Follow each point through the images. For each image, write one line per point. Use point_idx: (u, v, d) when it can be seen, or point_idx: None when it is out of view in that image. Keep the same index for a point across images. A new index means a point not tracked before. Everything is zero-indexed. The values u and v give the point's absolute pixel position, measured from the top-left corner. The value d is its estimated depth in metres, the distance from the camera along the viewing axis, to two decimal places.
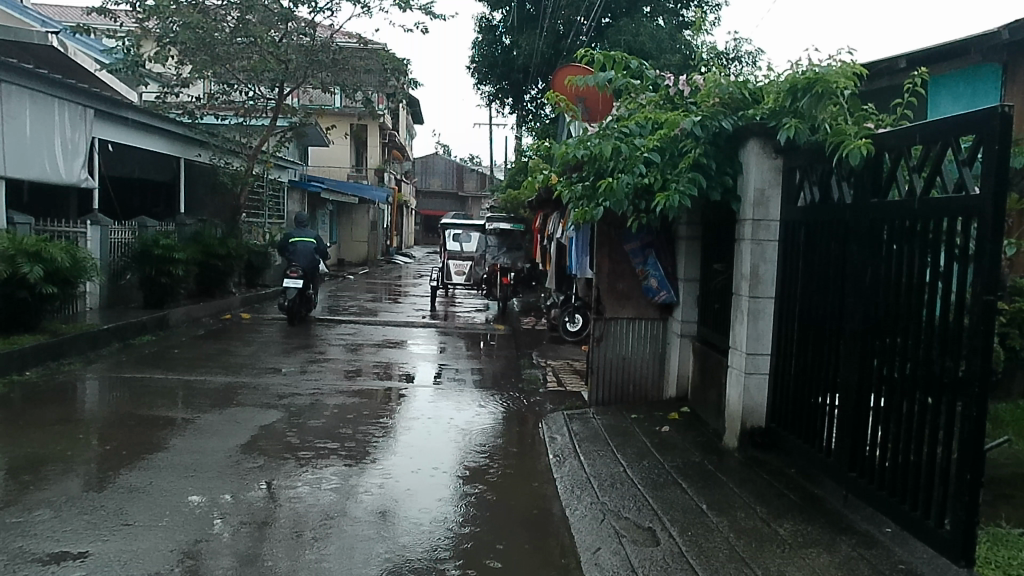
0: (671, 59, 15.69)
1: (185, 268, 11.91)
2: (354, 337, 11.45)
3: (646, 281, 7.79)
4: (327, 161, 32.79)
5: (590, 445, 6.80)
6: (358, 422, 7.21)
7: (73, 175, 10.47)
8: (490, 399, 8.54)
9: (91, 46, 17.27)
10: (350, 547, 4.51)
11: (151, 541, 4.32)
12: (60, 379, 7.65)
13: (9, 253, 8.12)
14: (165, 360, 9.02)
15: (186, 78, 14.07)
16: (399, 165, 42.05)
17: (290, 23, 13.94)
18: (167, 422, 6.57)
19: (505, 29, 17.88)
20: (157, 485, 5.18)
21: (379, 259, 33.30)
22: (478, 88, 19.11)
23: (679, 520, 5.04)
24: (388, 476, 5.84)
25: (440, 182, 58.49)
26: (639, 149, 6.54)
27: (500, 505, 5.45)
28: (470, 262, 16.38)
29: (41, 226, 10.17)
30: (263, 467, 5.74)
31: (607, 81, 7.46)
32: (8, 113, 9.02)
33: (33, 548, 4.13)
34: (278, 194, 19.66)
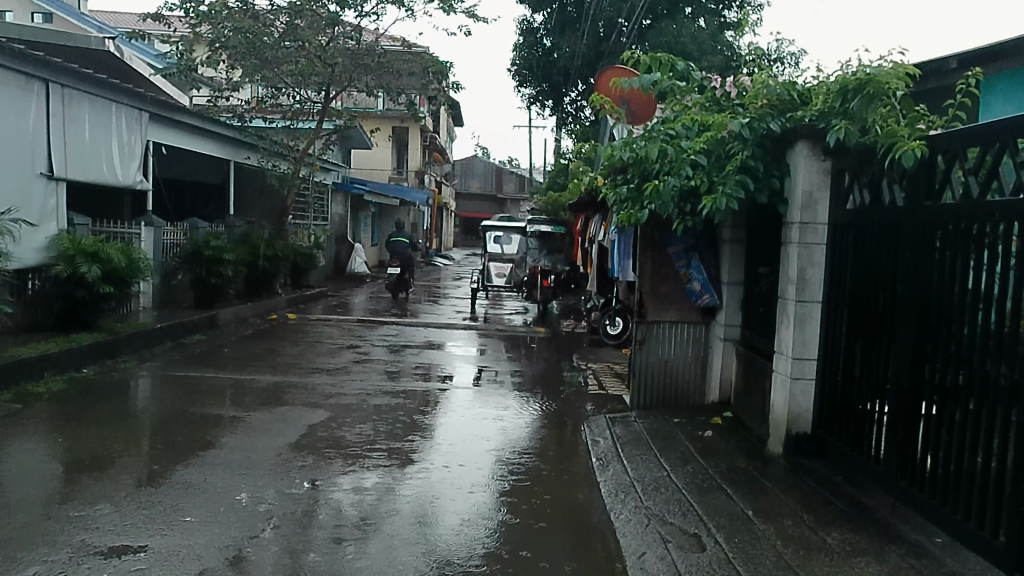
0: (712, 60, 15.80)
1: (235, 269, 12.10)
2: (397, 338, 11.55)
3: (689, 285, 7.73)
4: (368, 164, 33.07)
5: (632, 449, 6.75)
6: (403, 422, 7.25)
7: (129, 177, 10.69)
8: (530, 401, 8.55)
9: (145, 51, 17.80)
10: (392, 547, 4.52)
11: (206, 537, 4.38)
12: (115, 376, 7.82)
13: (70, 253, 8.45)
14: (215, 358, 9.16)
15: (236, 82, 14.32)
16: (439, 168, 42.34)
17: (336, 27, 14.06)
18: (221, 420, 6.67)
19: (545, 31, 17.93)
20: (212, 482, 5.25)
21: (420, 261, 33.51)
22: (518, 90, 19.06)
23: (725, 526, 4.98)
24: (432, 476, 5.87)
25: (480, 185, 58.68)
26: (686, 152, 6.61)
27: (540, 508, 5.42)
28: (511, 264, 16.20)
29: (100, 226, 10.42)
30: (310, 465, 5.80)
31: (652, 83, 7.36)
32: (71, 117, 9.26)
33: (95, 541, 4.20)
34: (322, 196, 19.92)
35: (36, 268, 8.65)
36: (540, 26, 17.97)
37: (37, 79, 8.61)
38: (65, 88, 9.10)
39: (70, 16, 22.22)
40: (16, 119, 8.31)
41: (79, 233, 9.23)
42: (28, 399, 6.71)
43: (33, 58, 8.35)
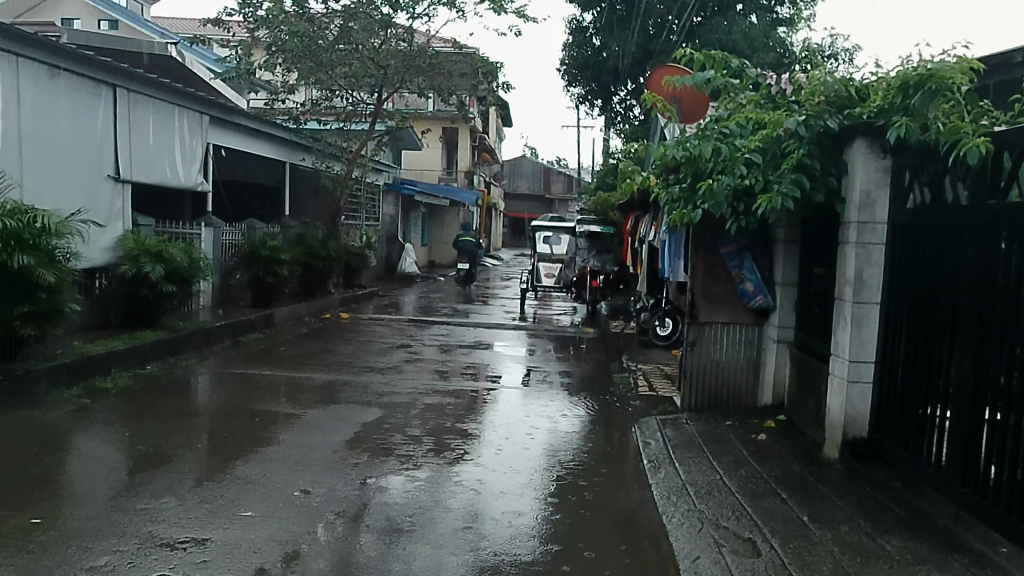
0: (764, 58, 15.64)
1: (290, 269, 12.34)
2: (448, 338, 11.61)
3: (742, 285, 7.64)
4: (419, 166, 33.30)
5: (685, 452, 6.68)
6: (455, 422, 7.27)
7: (191, 179, 10.95)
8: (580, 402, 8.51)
9: (205, 56, 18.28)
10: (440, 545, 4.54)
11: (265, 531, 4.46)
12: (177, 373, 8.01)
13: (135, 254, 8.72)
14: (271, 357, 9.32)
15: (292, 85, 14.60)
16: (489, 169, 42.48)
17: (389, 30, 14.12)
18: (279, 417, 6.78)
19: (595, 29, 17.80)
20: (272, 478, 5.34)
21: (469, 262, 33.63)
22: (567, 89, 18.98)
23: (781, 531, 4.88)
24: (481, 476, 5.88)
25: (529, 185, 58.65)
26: (740, 150, 6.54)
27: (592, 510, 5.39)
28: (561, 265, 16.40)
29: (163, 227, 10.71)
30: (364, 463, 5.87)
31: (706, 81, 7.26)
32: (136, 121, 9.50)
33: (162, 532, 4.31)
34: (374, 198, 20.14)
35: (103, 267, 8.94)
36: (590, 24, 17.84)
37: (105, 84, 8.88)
38: (132, 92, 9.36)
39: (133, 23, 22.84)
40: (85, 124, 8.59)
41: (143, 234, 9.50)
42: (96, 394, 6.92)
43: (100, 63, 8.61)
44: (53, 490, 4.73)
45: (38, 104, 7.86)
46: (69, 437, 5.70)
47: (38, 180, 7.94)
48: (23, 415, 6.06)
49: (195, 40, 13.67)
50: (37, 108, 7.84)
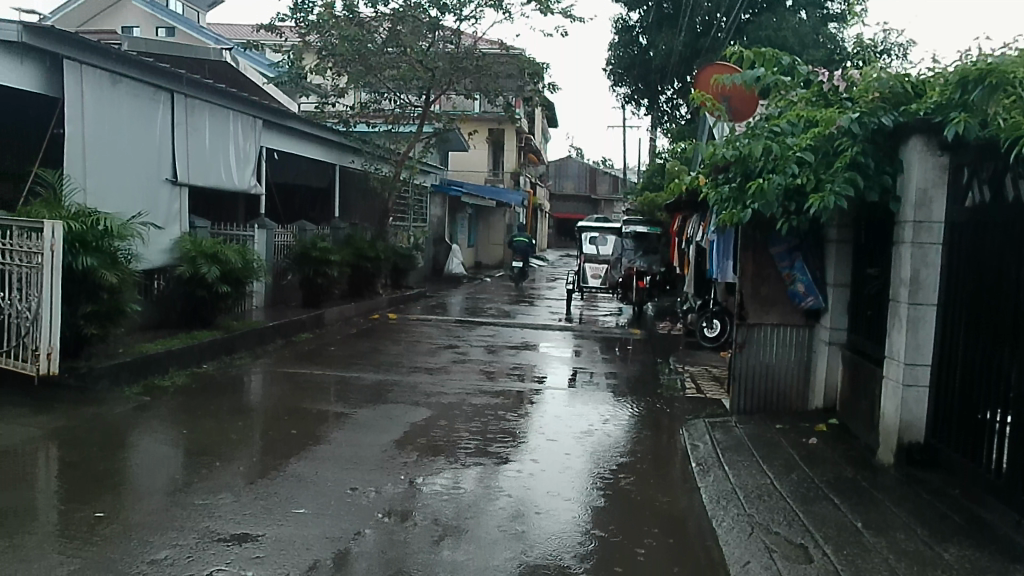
0: (815, 54, 15.38)
1: (340, 270, 12.53)
2: (494, 339, 11.65)
3: (793, 286, 7.50)
4: (465, 167, 33.41)
5: (734, 455, 6.59)
6: (502, 422, 7.29)
7: (245, 182, 11.16)
8: (626, 404, 8.45)
9: (257, 61, 18.64)
10: (487, 545, 4.55)
11: (318, 528, 4.54)
12: (231, 372, 8.18)
13: (192, 255, 8.95)
14: (323, 357, 9.47)
15: (342, 88, 14.80)
16: (535, 170, 42.50)
17: (437, 32, 14.26)
18: (330, 416, 6.87)
19: (642, 28, 17.67)
20: (324, 476, 5.43)
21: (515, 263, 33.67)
22: (614, 89, 18.88)
23: (834, 538, 4.78)
24: (526, 476, 5.89)
25: (575, 186, 58.50)
26: (791, 149, 6.43)
27: (640, 512, 5.35)
28: (607, 265, 16.13)
29: (217, 229, 10.94)
30: (413, 462, 5.92)
31: (756, 79, 7.16)
32: (193, 125, 9.73)
33: (218, 528, 4.41)
34: (421, 199, 20.32)
35: (161, 269, 9.18)
36: (637, 23, 17.72)
37: (164, 90, 9.11)
38: (188, 97, 9.59)
39: (187, 29, 23.36)
40: (144, 128, 8.82)
41: (199, 236, 9.73)
42: (155, 392, 7.10)
43: (160, 70, 8.85)
44: (113, 486, 4.86)
45: (101, 110, 8.10)
46: (130, 434, 5.86)
47: (101, 184, 8.19)
48: (86, 411, 6.25)
49: (248, 46, 13.91)
50: (99, 113, 8.08)
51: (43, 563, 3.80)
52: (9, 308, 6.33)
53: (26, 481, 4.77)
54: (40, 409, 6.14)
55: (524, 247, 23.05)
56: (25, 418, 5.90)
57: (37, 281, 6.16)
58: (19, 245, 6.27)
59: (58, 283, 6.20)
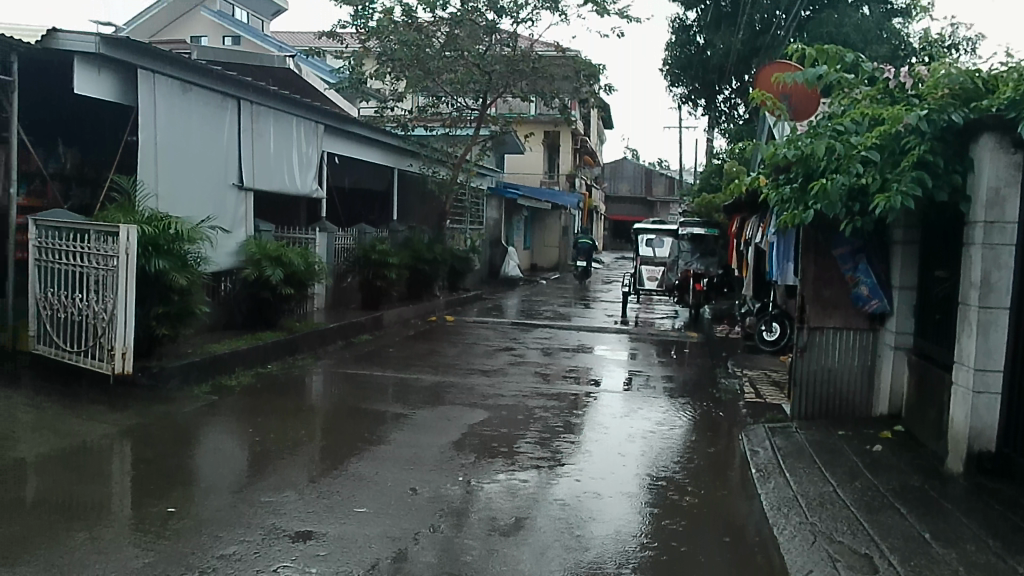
0: (878, 50, 14.98)
1: (399, 272, 12.70)
2: (550, 341, 11.65)
3: (856, 289, 7.31)
4: (521, 169, 33.47)
5: (795, 461, 6.46)
6: (559, 425, 7.28)
7: (307, 187, 11.39)
8: (683, 408, 8.36)
9: (320, 68, 19.06)
10: (542, 547, 4.55)
11: (379, 527, 4.60)
12: (293, 373, 8.35)
13: (257, 258, 9.18)
14: (382, 358, 9.59)
15: (400, 93, 14.97)
16: (590, 172, 42.37)
17: (494, 35, 14.35)
18: (389, 417, 6.96)
19: (699, 27, 17.47)
20: (384, 475, 5.51)
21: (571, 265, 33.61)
22: (670, 90, 18.72)
23: (900, 548, 4.65)
24: (581, 479, 5.87)
25: (630, 187, 58.08)
26: (856, 148, 6.27)
27: (697, 517, 5.29)
28: (663, 267, 16.14)
29: (281, 232, 11.19)
30: (472, 463, 5.96)
31: (818, 77, 6.99)
32: (258, 131, 9.97)
33: (283, 525, 4.51)
34: (478, 202, 20.46)
35: (227, 271, 9.43)
36: (694, 23, 17.52)
37: (231, 97, 9.36)
38: (254, 104, 9.83)
39: (252, 37, 24.01)
40: (212, 134, 9.07)
41: (264, 239, 9.98)
42: (221, 391, 7.29)
43: (228, 77, 9.10)
44: (182, 481, 5.02)
45: (171, 117, 8.36)
46: (198, 432, 6.04)
47: (173, 189, 8.45)
48: (157, 409, 6.46)
49: (310, 53, 14.14)
50: (170, 121, 8.34)
51: (120, 555, 3.94)
52: (86, 310, 6.58)
53: (102, 476, 4.95)
54: (114, 406, 6.38)
55: (585, 248, 25.09)
56: (100, 415, 6.13)
57: (113, 283, 6.39)
58: (96, 248, 6.52)
59: (132, 286, 6.41)
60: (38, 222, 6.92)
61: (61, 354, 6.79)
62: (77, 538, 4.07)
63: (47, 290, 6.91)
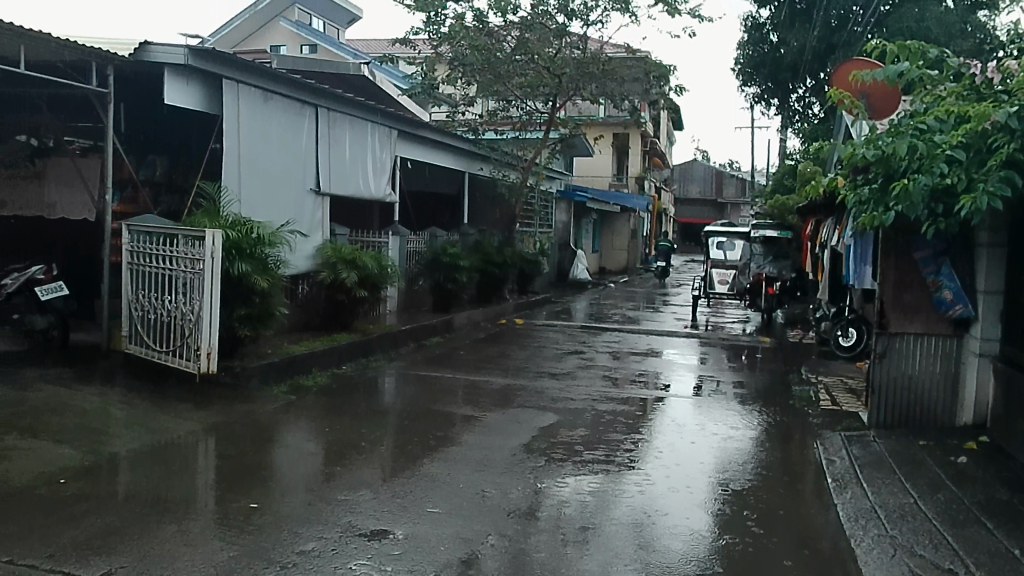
0: (962, 45, 14.38)
1: (468, 275, 12.83)
2: (619, 345, 11.59)
3: (938, 294, 7.03)
4: (590, 172, 33.31)
5: (874, 472, 6.26)
6: (629, 430, 7.23)
7: (381, 191, 11.60)
8: (754, 414, 8.21)
9: (392, 74, 19.42)
10: (612, 552, 4.53)
11: (451, 528, 4.66)
12: (367, 374, 8.51)
13: (332, 261, 9.42)
14: (452, 361, 9.68)
15: (471, 97, 15.11)
16: (659, 174, 41.88)
17: (564, 38, 14.34)
18: (459, 419, 7.04)
19: (772, 25, 17.10)
20: (456, 476, 5.57)
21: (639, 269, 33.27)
22: (742, 89, 18.38)
23: (988, 564, 4.46)
24: (649, 484, 5.82)
25: (700, 190, 57.12)
26: (940, 147, 6.05)
27: (770, 525, 5.19)
28: (734, 271, 15.71)
29: (355, 235, 11.42)
30: (543, 466, 5.98)
31: (899, 75, 6.73)
32: (334, 136, 10.21)
33: (360, 523, 4.60)
34: (548, 204, 20.46)
35: (304, 274, 9.69)
36: (767, 21, 17.16)
37: (309, 104, 9.61)
38: (331, 110, 10.08)
39: (329, 45, 24.64)
40: (291, 141, 9.33)
41: (340, 243, 10.20)
42: (299, 391, 7.50)
43: (305, 85, 9.33)
44: (262, 477, 5.19)
45: (253, 124, 8.64)
46: (277, 430, 6.23)
47: (253, 195, 8.70)
48: (239, 407, 6.69)
49: (383, 59, 14.37)
50: (252, 127, 8.61)
51: (206, 547, 4.10)
52: (174, 310, 6.88)
53: (188, 472, 5.16)
54: (199, 403, 6.64)
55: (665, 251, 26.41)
56: (186, 412, 6.38)
57: (199, 285, 6.65)
58: (184, 251, 6.80)
59: (217, 287, 6.66)
60: (130, 227, 7.28)
61: (152, 354, 7.11)
62: (167, 530, 4.26)
63: (137, 292, 7.25)
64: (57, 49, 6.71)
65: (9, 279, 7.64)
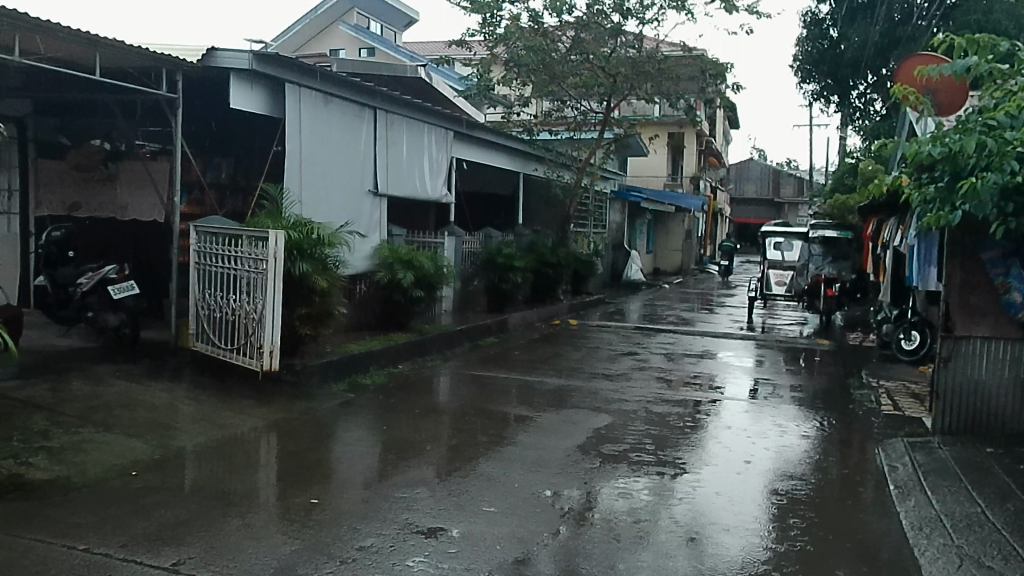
0: None
1: (523, 276, 12.87)
2: (674, 346, 11.48)
3: (1008, 295, 6.87)
4: (645, 172, 33.07)
5: (938, 479, 6.08)
6: (685, 433, 7.16)
7: (437, 192, 11.71)
8: (811, 418, 8.06)
9: (448, 75, 19.56)
10: (666, 555, 4.50)
11: (507, 527, 4.68)
12: (423, 373, 8.60)
13: (389, 261, 9.56)
14: (507, 361, 9.72)
15: (526, 98, 15.15)
16: (715, 173, 41.25)
17: (619, 37, 14.25)
18: (514, 418, 7.07)
19: (832, 20, 16.73)
20: (511, 476, 5.60)
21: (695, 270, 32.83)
22: (801, 87, 18.05)
23: None
24: (702, 487, 5.77)
25: (757, 189, 56.11)
26: (1010, 144, 5.88)
27: (831, 531, 5.08)
28: (792, 271, 15.33)
29: (411, 236, 11.55)
30: (597, 468, 5.97)
31: (967, 70, 6.53)
32: (392, 139, 10.35)
33: (416, 520, 4.66)
34: (602, 204, 20.38)
35: (362, 275, 9.84)
36: (827, 16, 16.80)
37: (368, 107, 9.77)
38: (389, 112, 10.23)
39: (387, 49, 25.04)
40: (350, 143, 9.49)
41: (396, 243, 10.33)
42: (357, 389, 7.62)
43: (365, 88, 9.50)
44: (321, 474, 5.29)
45: (315, 127, 8.82)
46: (335, 427, 6.35)
47: (315, 197, 8.89)
48: (300, 404, 6.84)
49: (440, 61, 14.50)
50: (314, 130, 8.79)
51: (269, 541, 4.19)
52: (238, 309, 7.06)
53: (251, 467, 5.28)
54: (261, 400, 6.80)
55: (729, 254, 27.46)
56: (249, 408, 6.55)
57: (262, 284, 6.82)
58: (248, 251, 6.98)
59: (279, 287, 6.82)
60: (197, 228, 7.51)
61: (217, 351, 7.33)
62: (232, 523, 4.37)
63: (204, 291, 7.47)
64: (130, 56, 6.95)
65: (86, 278, 7.98)
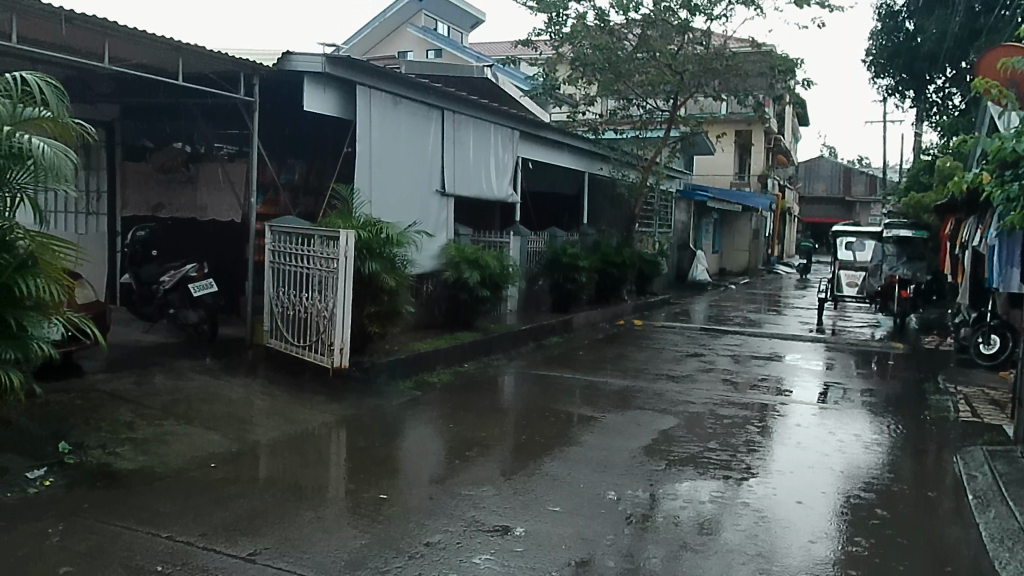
0: None
1: (588, 276, 12.82)
2: (742, 348, 11.29)
3: None
4: (711, 170, 32.59)
5: (1021, 490, 5.84)
6: (754, 437, 7.03)
7: (503, 192, 11.77)
8: (885, 423, 7.82)
9: (514, 75, 19.59)
10: (735, 559, 4.44)
11: (572, 527, 4.69)
12: (488, 372, 8.66)
13: (456, 261, 9.66)
14: (571, 361, 9.71)
15: (591, 97, 15.09)
16: (785, 171, 40.31)
17: (686, 34, 14.04)
18: (578, 418, 7.07)
19: (908, 13, 16.22)
20: (577, 476, 5.60)
21: (762, 271, 32.15)
22: (874, 82, 17.58)
23: None
24: (769, 492, 5.66)
25: (827, 187, 54.59)
26: None
27: (906, 540, 4.93)
28: (864, 274, 14.82)
29: (477, 236, 11.64)
30: (664, 470, 5.92)
31: None
32: (459, 139, 10.44)
33: (482, 518, 4.70)
34: (668, 204, 20.17)
35: (428, 274, 9.97)
36: (903, 8, 16.29)
37: (435, 108, 9.87)
38: (457, 113, 10.31)
39: (454, 50, 25.33)
40: (418, 144, 9.61)
41: (462, 243, 10.43)
42: (424, 387, 7.73)
43: (433, 90, 9.60)
44: (389, 470, 5.38)
45: (384, 129, 8.96)
46: (402, 424, 6.44)
47: (384, 198, 9.04)
48: (368, 401, 6.97)
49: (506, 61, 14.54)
50: (383, 132, 8.94)
51: (340, 535, 4.29)
52: (310, 306, 7.24)
53: (322, 461, 5.41)
54: (332, 396, 6.95)
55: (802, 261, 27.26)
56: (319, 404, 6.71)
57: (333, 283, 6.98)
58: (319, 250, 7.14)
59: (349, 285, 6.96)
60: (272, 227, 7.72)
61: (290, 347, 7.52)
62: (304, 516, 4.48)
63: (278, 289, 7.67)
64: (209, 61, 7.15)
65: (167, 277, 8.26)
